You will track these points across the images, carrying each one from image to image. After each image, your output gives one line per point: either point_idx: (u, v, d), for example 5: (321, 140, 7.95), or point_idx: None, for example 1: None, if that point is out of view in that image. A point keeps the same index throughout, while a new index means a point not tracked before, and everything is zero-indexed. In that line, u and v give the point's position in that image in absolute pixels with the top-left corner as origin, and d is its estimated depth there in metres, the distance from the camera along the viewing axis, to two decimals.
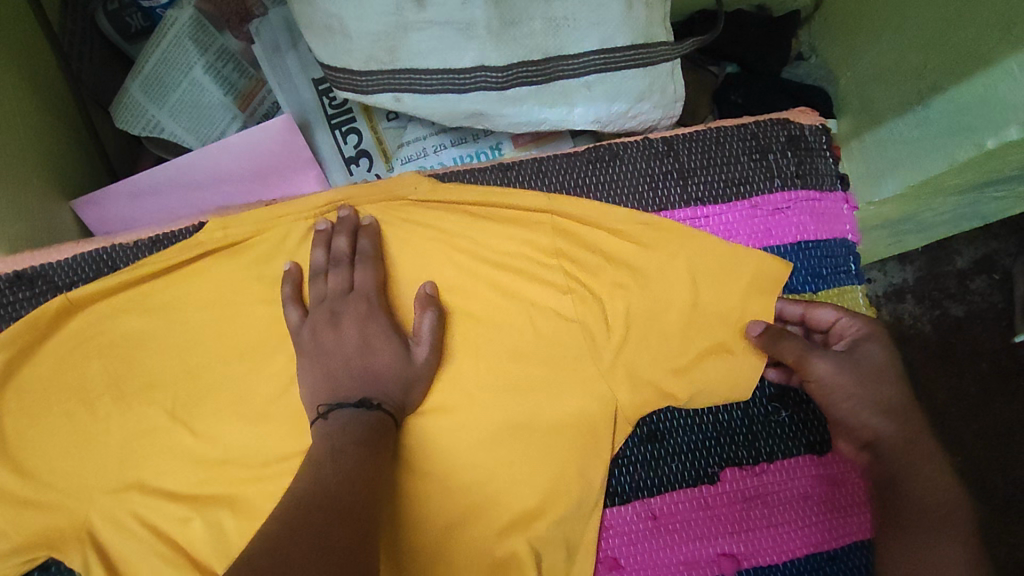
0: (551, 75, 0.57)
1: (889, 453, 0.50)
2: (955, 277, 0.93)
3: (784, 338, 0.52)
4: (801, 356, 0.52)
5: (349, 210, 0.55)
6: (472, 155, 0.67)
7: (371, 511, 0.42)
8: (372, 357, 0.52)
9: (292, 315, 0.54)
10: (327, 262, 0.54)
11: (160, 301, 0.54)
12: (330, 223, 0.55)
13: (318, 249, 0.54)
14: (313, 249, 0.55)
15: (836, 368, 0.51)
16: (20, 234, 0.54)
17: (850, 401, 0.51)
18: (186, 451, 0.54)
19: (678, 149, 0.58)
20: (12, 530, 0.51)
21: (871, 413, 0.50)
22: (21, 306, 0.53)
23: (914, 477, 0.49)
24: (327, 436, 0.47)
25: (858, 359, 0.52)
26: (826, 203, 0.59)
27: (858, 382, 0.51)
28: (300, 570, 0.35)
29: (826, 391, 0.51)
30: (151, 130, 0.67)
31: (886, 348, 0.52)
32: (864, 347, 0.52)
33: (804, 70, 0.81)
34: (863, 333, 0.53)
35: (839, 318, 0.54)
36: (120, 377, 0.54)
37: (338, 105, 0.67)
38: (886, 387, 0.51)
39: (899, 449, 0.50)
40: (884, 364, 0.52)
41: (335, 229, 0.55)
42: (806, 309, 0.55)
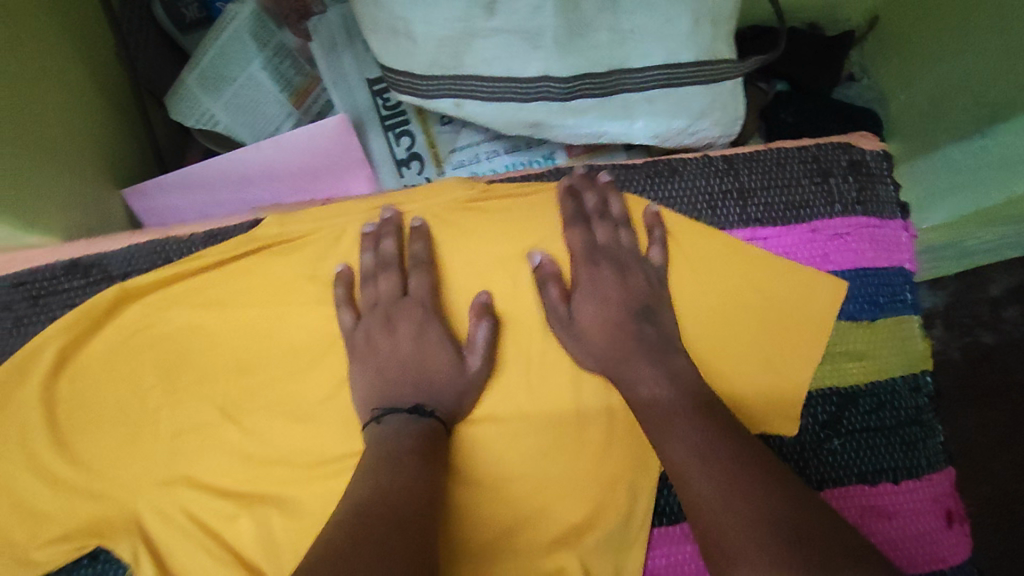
0: (614, 88, 0.57)
1: (661, 417, 0.49)
2: (987, 305, 0.90)
3: (548, 282, 0.54)
4: (555, 302, 0.54)
5: (392, 213, 0.55)
6: (524, 163, 0.67)
7: (419, 522, 0.44)
8: (426, 362, 0.53)
9: (344, 317, 0.54)
10: (375, 265, 0.54)
11: (215, 295, 0.55)
12: (375, 226, 0.55)
13: (366, 252, 0.55)
14: (361, 252, 0.55)
15: (572, 320, 0.54)
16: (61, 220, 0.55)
17: (577, 341, 0.54)
18: (235, 448, 0.53)
19: (739, 169, 0.58)
20: (62, 516, 0.51)
21: (603, 357, 0.53)
22: (75, 294, 0.53)
23: (672, 442, 0.47)
24: (380, 444, 0.49)
25: (582, 300, 0.54)
26: (886, 230, 0.58)
27: (581, 326, 0.54)
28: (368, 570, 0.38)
29: (582, 349, 0.54)
30: (205, 124, 0.66)
31: (654, 270, 0.55)
32: (585, 272, 0.54)
33: (855, 91, 0.80)
34: (628, 265, 0.55)
35: (616, 233, 0.56)
36: (170, 369, 0.54)
37: (392, 106, 0.67)
38: (615, 319, 0.53)
39: (666, 412, 0.49)
40: (603, 313, 0.54)
41: (380, 232, 0.55)
42: (582, 225, 0.55)
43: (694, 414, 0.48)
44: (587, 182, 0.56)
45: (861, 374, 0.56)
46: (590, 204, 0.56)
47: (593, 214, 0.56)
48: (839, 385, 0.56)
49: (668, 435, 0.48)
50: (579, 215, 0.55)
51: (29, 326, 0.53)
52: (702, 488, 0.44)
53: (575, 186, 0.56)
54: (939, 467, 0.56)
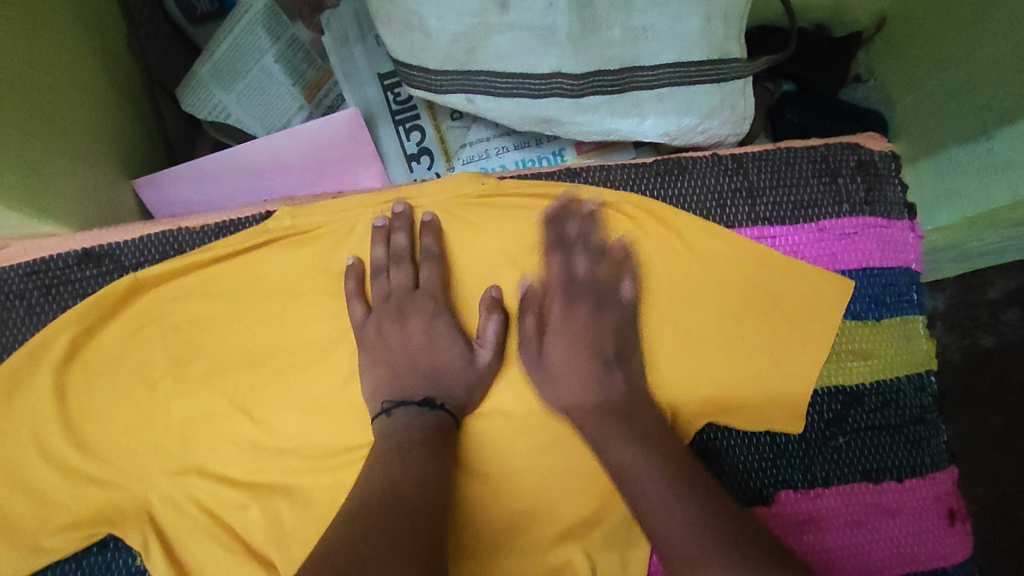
0: (625, 85, 0.58)
1: (635, 476, 0.50)
2: (986, 308, 0.91)
3: (523, 310, 0.56)
4: (527, 334, 0.55)
5: (404, 206, 0.55)
6: (534, 159, 0.67)
7: (422, 515, 0.44)
8: (436, 355, 0.55)
9: (356, 309, 0.55)
10: (387, 259, 0.55)
11: (226, 287, 0.55)
12: (387, 219, 0.56)
13: (377, 245, 0.55)
14: (372, 246, 0.56)
15: (541, 357, 0.55)
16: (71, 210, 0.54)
17: (546, 380, 0.55)
18: (245, 438, 0.54)
19: (747, 167, 0.58)
20: (73, 504, 0.52)
21: (568, 400, 0.54)
22: (89, 283, 0.54)
23: (648, 501, 0.49)
24: (392, 435, 0.50)
25: (553, 341, 0.56)
26: (893, 230, 0.58)
27: (551, 364, 0.55)
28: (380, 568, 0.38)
29: (551, 390, 0.55)
30: (217, 115, 0.67)
31: (626, 306, 0.56)
32: (558, 308, 0.56)
33: (861, 92, 0.82)
34: (602, 303, 0.55)
35: (595, 265, 0.56)
36: (181, 360, 0.54)
37: (402, 100, 0.67)
38: (585, 363, 0.55)
39: (637, 469, 0.50)
40: (571, 356, 0.55)
41: (392, 226, 0.55)
42: (560, 255, 0.56)
43: (666, 470, 0.50)
44: (571, 206, 0.56)
45: (867, 373, 0.56)
46: (570, 231, 0.56)
47: (574, 242, 0.56)
48: (846, 384, 0.56)
49: (638, 488, 0.50)
50: (559, 244, 0.56)
51: (45, 316, 0.54)
52: (677, 543, 0.46)
53: (558, 211, 0.56)
54: (942, 466, 0.56)
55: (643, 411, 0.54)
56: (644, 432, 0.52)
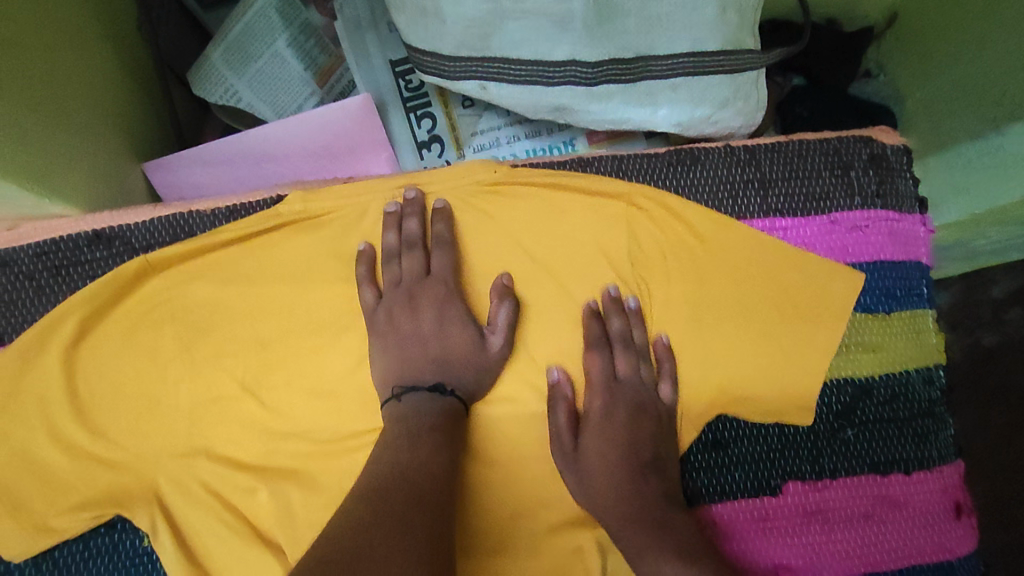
0: (639, 74, 0.57)
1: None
2: (989, 307, 0.90)
3: (558, 406, 0.54)
4: (564, 433, 0.54)
5: (416, 192, 0.55)
6: (545, 148, 0.67)
7: (435, 498, 0.45)
8: (448, 343, 0.53)
9: (366, 295, 0.54)
10: (399, 245, 0.54)
11: (236, 270, 0.54)
12: (398, 206, 0.55)
13: (389, 231, 0.55)
14: (384, 232, 0.55)
15: (578, 457, 0.53)
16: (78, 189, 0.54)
17: (581, 481, 0.53)
18: (254, 422, 0.54)
19: (760, 159, 0.57)
20: (82, 484, 0.52)
21: (603, 503, 0.52)
22: (99, 265, 0.54)
23: None
24: (403, 420, 0.50)
25: (591, 440, 0.53)
26: (903, 224, 0.58)
27: (588, 465, 0.53)
28: (385, 561, 0.38)
29: (586, 490, 0.53)
30: (228, 99, 0.66)
31: (666, 409, 0.55)
32: (597, 406, 0.54)
33: (872, 87, 0.82)
34: (642, 406, 0.54)
35: (637, 365, 0.55)
36: (191, 342, 0.54)
37: (414, 87, 0.67)
38: (624, 466, 0.53)
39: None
40: (610, 458, 0.53)
41: (404, 211, 0.55)
42: (604, 353, 0.55)
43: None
44: (616, 303, 0.55)
45: (876, 366, 0.56)
46: (614, 328, 0.55)
47: (616, 340, 0.55)
48: (855, 376, 0.56)
49: None
50: (601, 341, 0.54)
51: (51, 297, 0.53)
52: None
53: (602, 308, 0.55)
54: (949, 459, 0.57)
55: (673, 496, 0.53)
56: (678, 532, 0.50)
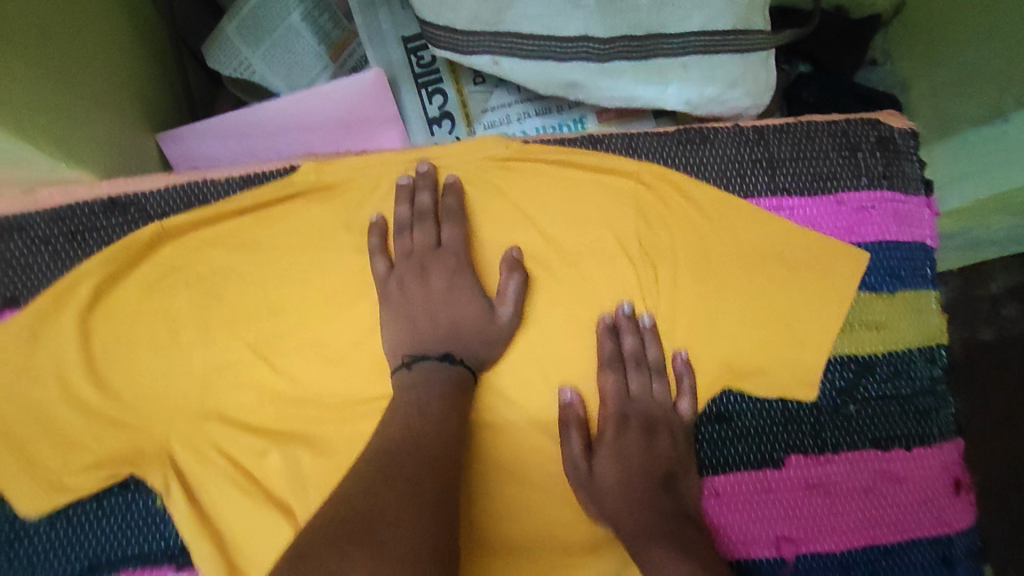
0: (650, 53, 0.58)
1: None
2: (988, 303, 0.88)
3: (571, 429, 0.54)
4: (578, 453, 0.54)
5: (428, 166, 0.56)
6: (555, 126, 0.68)
7: (444, 460, 0.46)
8: (457, 313, 0.54)
9: (378, 266, 0.54)
10: (411, 217, 0.55)
11: (250, 238, 0.55)
12: (411, 178, 0.56)
13: (401, 204, 0.55)
14: (397, 204, 0.56)
15: (592, 475, 0.53)
16: (99, 154, 0.54)
17: (595, 497, 0.53)
18: (266, 387, 0.55)
19: (769, 139, 0.58)
20: (96, 445, 0.52)
21: (615, 515, 0.53)
22: (112, 231, 0.54)
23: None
24: (411, 388, 0.51)
25: (602, 459, 0.54)
26: (909, 205, 0.59)
27: (603, 482, 0.53)
28: (393, 519, 0.39)
29: (601, 504, 0.53)
30: (242, 72, 0.67)
31: (683, 426, 0.55)
32: (610, 425, 0.54)
33: (878, 75, 0.81)
34: (657, 425, 0.54)
35: (650, 384, 0.55)
36: (204, 308, 0.55)
37: (426, 64, 0.67)
38: (635, 480, 0.53)
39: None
40: (623, 475, 0.53)
41: (417, 184, 0.55)
42: (617, 372, 0.55)
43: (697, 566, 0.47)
44: (630, 318, 0.55)
45: (879, 344, 0.57)
46: (627, 346, 0.55)
47: (629, 360, 0.55)
48: (858, 354, 0.57)
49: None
50: (615, 358, 0.55)
51: (67, 262, 0.54)
52: None
53: (614, 324, 0.55)
54: (949, 437, 0.57)
55: (675, 466, 0.54)
56: (687, 537, 0.50)
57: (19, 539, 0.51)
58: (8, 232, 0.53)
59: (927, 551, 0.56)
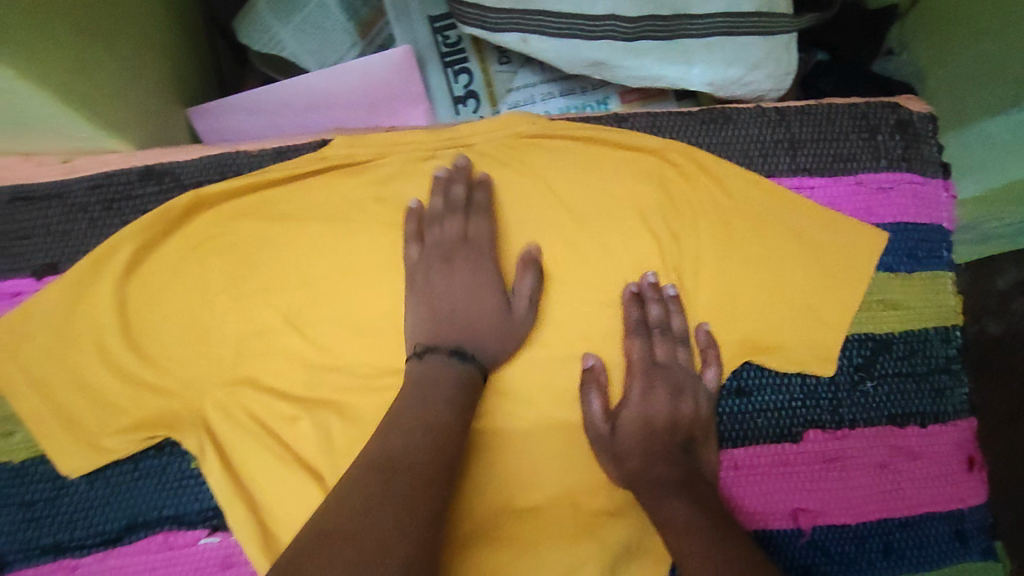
0: (675, 32, 0.59)
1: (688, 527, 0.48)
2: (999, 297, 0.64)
3: (594, 390, 0.54)
4: (600, 413, 0.54)
5: (465, 160, 0.57)
6: (579, 107, 0.69)
7: (455, 459, 0.46)
8: (474, 310, 0.53)
9: (410, 251, 0.55)
10: (443, 209, 0.55)
11: (283, 210, 0.57)
12: (447, 171, 0.56)
13: (436, 196, 0.56)
14: (431, 197, 0.56)
15: (614, 435, 0.54)
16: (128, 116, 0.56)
17: (615, 458, 0.54)
18: (297, 354, 0.56)
19: (791, 120, 0.59)
20: (133, 407, 0.54)
21: (636, 476, 0.53)
22: (148, 200, 0.57)
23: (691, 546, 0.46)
24: (420, 381, 0.50)
25: (626, 420, 0.54)
26: (927, 188, 0.60)
27: (625, 443, 0.54)
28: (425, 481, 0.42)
29: (623, 464, 0.53)
30: (272, 47, 0.68)
31: (708, 395, 0.55)
32: (636, 388, 0.55)
33: (894, 65, 0.78)
34: (683, 389, 0.55)
35: (675, 351, 0.56)
36: (237, 276, 0.56)
37: (451, 44, 0.68)
38: (658, 443, 0.54)
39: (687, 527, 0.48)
40: (645, 437, 0.54)
41: (452, 177, 0.56)
42: (643, 337, 0.55)
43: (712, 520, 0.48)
44: (654, 289, 0.56)
45: (895, 323, 0.58)
46: (653, 315, 0.55)
47: (655, 327, 0.55)
48: (875, 332, 0.58)
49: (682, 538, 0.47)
50: (641, 326, 0.55)
51: (105, 228, 0.57)
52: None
53: (641, 293, 0.56)
54: (962, 417, 0.59)
55: (696, 434, 0.54)
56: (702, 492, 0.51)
57: (59, 497, 0.53)
58: (48, 200, 0.56)
59: (939, 525, 0.57)
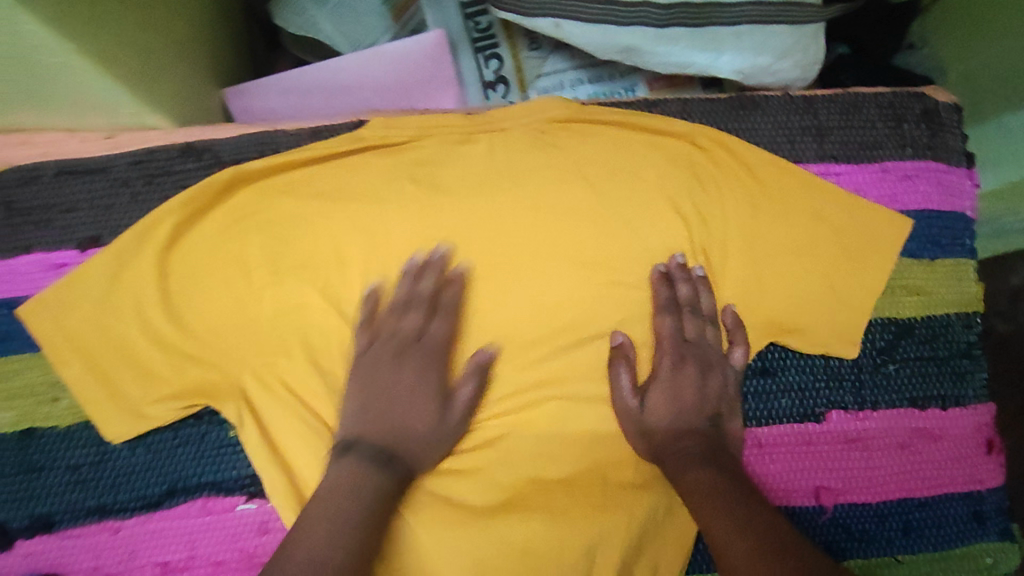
0: (706, 20, 0.59)
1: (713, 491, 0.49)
2: None
3: (623, 366, 0.56)
4: (629, 387, 0.55)
5: (445, 251, 0.57)
6: (608, 93, 0.70)
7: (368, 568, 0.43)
8: (413, 413, 0.52)
9: (360, 339, 0.55)
10: (407, 299, 0.55)
11: (319, 187, 0.58)
12: (422, 260, 0.57)
13: (404, 285, 0.56)
14: (400, 283, 0.56)
15: (644, 408, 0.55)
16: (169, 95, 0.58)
17: (645, 431, 0.54)
18: (332, 329, 0.57)
19: (818, 108, 0.61)
20: (173, 376, 0.55)
21: (662, 447, 0.53)
22: (187, 175, 0.59)
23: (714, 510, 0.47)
24: (344, 471, 0.48)
25: (656, 394, 0.55)
26: (952, 176, 0.61)
27: (655, 416, 0.54)
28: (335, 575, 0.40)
29: (652, 436, 0.54)
30: (306, 29, 0.69)
31: (735, 373, 0.56)
32: (665, 364, 0.55)
33: (915, 59, 0.77)
34: (710, 367, 0.56)
35: (704, 329, 0.57)
36: (275, 252, 0.57)
37: (483, 29, 0.69)
38: (687, 416, 0.54)
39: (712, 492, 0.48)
40: (674, 411, 0.54)
41: (424, 268, 0.56)
42: (673, 315, 0.56)
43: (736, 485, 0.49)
44: (683, 270, 0.57)
45: (917, 308, 0.59)
46: (682, 294, 0.57)
47: (684, 305, 0.57)
48: (898, 317, 0.59)
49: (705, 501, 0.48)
50: (671, 304, 0.56)
51: (146, 202, 0.58)
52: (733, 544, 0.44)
53: (669, 274, 0.57)
54: (982, 402, 0.60)
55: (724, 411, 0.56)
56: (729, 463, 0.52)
57: (103, 462, 0.55)
58: (92, 174, 0.58)
59: (958, 505, 0.59)
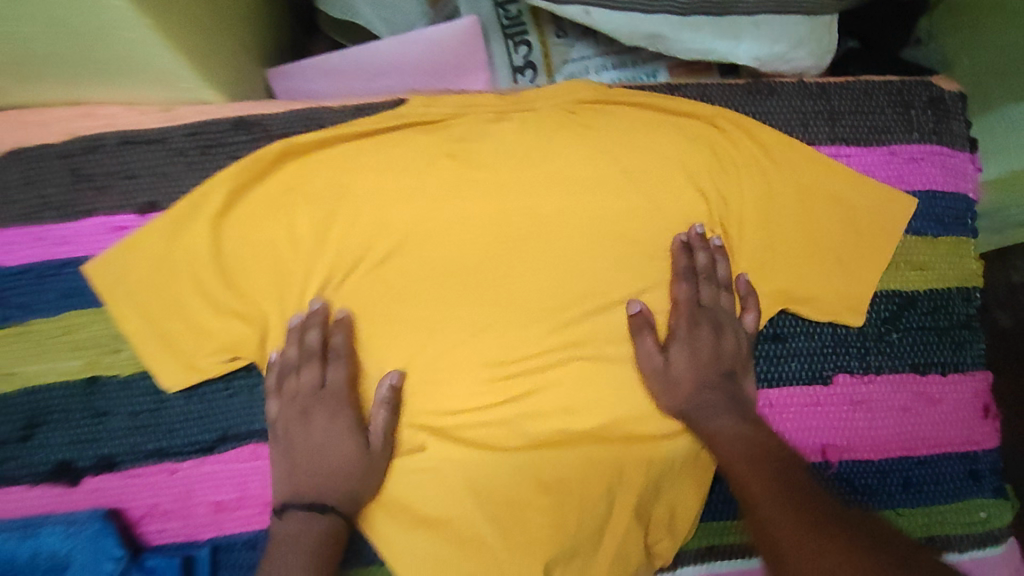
0: (728, 9, 0.61)
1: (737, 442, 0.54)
2: None
3: (644, 330, 0.59)
4: (649, 350, 0.59)
5: (320, 305, 0.59)
6: (632, 78, 0.74)
7: None
8: (337, 454, 0.57)
9: (273, 407, 0.59)
10: (300, 357, 0.58)
11: (358, 161, 0.61)
12: (302, 317, 0.59)
13: (292, 346, 0.59)
14: (287, 345, 0.59)
15: (665, 367, 0.59)
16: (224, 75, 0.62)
17: (666, 389, 0.59)
18: (370, 295, 0.60)
19: (830, 94, 0.65)
20: (225, 334, 0.59)
21: (683, 403, 0.58)
22: (238, 146, 0.63)
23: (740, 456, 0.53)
24: (283, 540, 0.55)
25: (676, 354, 0.59)
26: (955, 160, 0.65)
27: (675, 375, 0.59)
28: None
29: (673, 393, 0.59)
30: (347, 14, 0.73)
31: (748, 335, 0.60)
32: (682, 327, 0.59)
33: (923, 53, 0.79)
34: (724, 327, 0.60)
35: (718, 295, 0.60)
36: (319, 220, 0.60)
37: (512, 16, 0.73)
38: (704, 375, 0.59)
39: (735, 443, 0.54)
40: (692, 371, 0.59)
41: (307, 324, 0.59)
42: (690, 282, 0.60)
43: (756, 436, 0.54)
44: (702, 240, 0.61)
45: (919, 282, 0.64)
46: (700, 262, 0.60)
47: (701, 273, 0.60)
48: (902, 290, 0.63)
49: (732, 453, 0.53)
50: (690, 272, 0.60)
51: (200, 172, 0.63)
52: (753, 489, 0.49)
53: (689, 243, 0.61)
54: (977, 370, 0.64)
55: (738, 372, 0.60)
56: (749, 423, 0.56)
57: (160, 409, 0.61)
58: (149, 145, 0.62)
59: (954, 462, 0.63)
